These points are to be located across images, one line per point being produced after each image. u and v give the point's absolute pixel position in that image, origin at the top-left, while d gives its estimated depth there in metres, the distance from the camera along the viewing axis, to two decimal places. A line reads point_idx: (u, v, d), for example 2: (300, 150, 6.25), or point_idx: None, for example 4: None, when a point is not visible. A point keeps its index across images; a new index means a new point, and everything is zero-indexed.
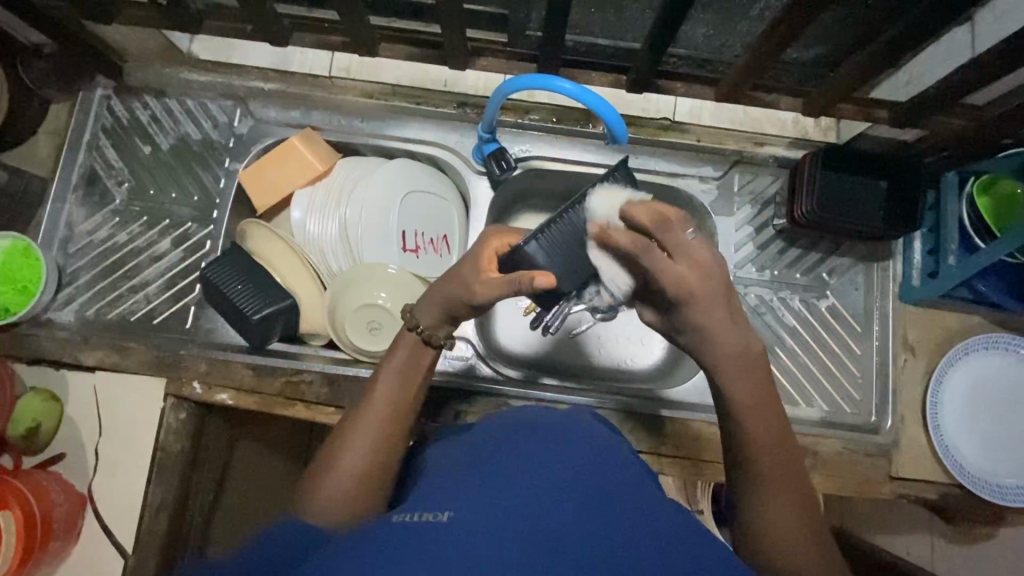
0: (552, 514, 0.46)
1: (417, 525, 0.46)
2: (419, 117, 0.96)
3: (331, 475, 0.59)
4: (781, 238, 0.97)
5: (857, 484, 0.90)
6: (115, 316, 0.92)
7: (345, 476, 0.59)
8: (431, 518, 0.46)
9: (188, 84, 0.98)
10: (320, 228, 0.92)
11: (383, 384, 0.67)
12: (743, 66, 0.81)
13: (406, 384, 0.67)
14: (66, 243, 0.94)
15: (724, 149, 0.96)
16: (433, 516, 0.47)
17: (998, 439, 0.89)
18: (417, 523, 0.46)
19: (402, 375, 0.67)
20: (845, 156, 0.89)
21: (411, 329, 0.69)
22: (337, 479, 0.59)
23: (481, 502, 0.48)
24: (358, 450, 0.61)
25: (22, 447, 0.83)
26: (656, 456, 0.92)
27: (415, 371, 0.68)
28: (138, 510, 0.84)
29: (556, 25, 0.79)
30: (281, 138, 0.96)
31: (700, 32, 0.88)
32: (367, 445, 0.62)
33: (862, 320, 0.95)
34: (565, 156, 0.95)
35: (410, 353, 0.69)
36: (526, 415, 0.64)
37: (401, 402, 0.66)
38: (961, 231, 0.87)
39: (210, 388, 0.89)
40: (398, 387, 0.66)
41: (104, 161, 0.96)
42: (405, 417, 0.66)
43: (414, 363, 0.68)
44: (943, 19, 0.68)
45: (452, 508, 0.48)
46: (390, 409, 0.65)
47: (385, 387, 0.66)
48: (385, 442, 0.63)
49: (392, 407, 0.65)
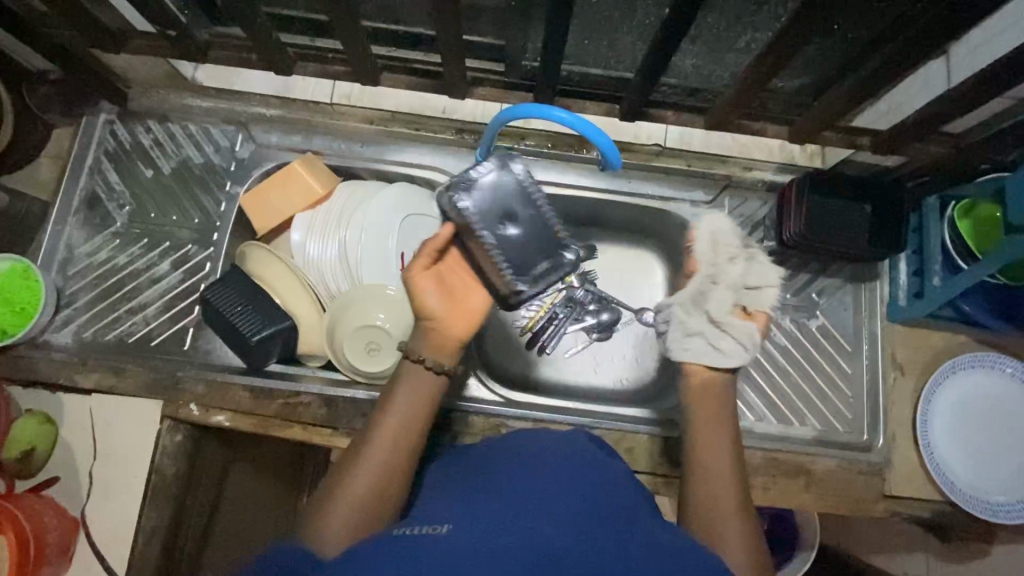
0: (547, 524, 0.48)
1: (418, 536, 0.48)
2: (418, 142, 0.98)
3: (337, 499, 0.60)
4: (771, 259, 1.00)
5: (850, 502, 0.91)
6: (113, 337, 0.93)
7: (351, 501, 0.60)
8: (431, 530, 0.49)
9: (191, 110, 1.00)
10: (321, 250, 0.94)
11: (392, 411, 0.66)
12: (732, 95, 0.84)
13: (415, 411, 0.67)
14: (66, 265, 0.95)
15: (714, 173, 0.99)
16: (433, 529, 0.49)
17: (988, 456, 0.91)
18: (418, 536, 0.48)
19: (411, 402, 0.67)
20: (831, 181, 0.92)
21: (415, 359, 0.69)
22: (342, 504, 0.60)
23: (479, 515, 0.50)
24: (365, 475, 0.62)
25: (16, 470, 0.82)
26: (652, 476, 0.93)
27: (424, 398, 0.68)
28: (132, 535, 0.83)
29: (552, 56, 0.82)
30: (282, 162, 0.98)
31: (689, 63, 0.92)
32: (374, 471, 0.62)
33: (852, 339, 0.98)
34: (561, 180, 0.98)
35: (420, 381, 0.68)
36: (524, 435, 0.66)
37: (410, 432, 0.66)
38: (944, 253, 0.90)
39: (208, 410, 0.89)
40: (406, 414, 0.67)
41: (106, 184, 0.98)
42: (414, 443, 0.66)
43: (423, 391, 0.68)
44: (920, 53, 0.72)
45: (450, 521, 0.50)
46: (400, 435, 0.65)
47: (395, 414, 0.66)
48: (391, 466, 0.63)
49: (401, 434, 0.65)
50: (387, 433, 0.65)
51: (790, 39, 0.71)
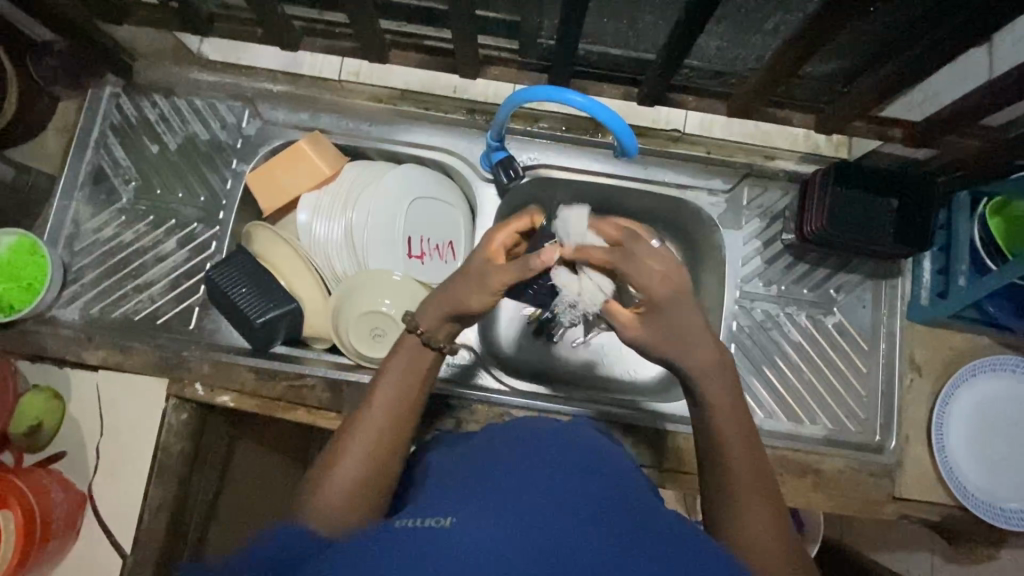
0: (554, 523, 0.45)
1: (418, 530, 0.46)
2: (428, 122, 0.95)
3: (331, 479, 0.60)
4: (789, 252, 0.96)
5: (859, 503, 0.90)
6: (119, 315, 0.92)
7: (345, 481, 0.59)
8: (433, 523, 0.46)
9: (197, 84, 0.97)
10: (327, 232, 0.92)
11: (385, 388, 0.67)
12: (758, 82, 0.81)
13: (409, 390, 0.68)
14: (72, 240, 0.94)
15: (734, 162, 0.95)
16: (435, 521, 0.46)
17: (1005, 464, 0.89)
18: (419, 530, 0.46)
19: (402, 380, 0.68)
20: (857, 173, 0.88)
21: (413, 333, 0.70)
22: (335, 486, 0.59)
23: (483, 507, 0.47)
24: (357, 454, 0.62)
25: (24, 444, 0.83)
26: (657, 470, 0.92)
27: (413, 374, 0.69)
28: (138, 511, 0.84)
29: (569, 36, 0.78)
30: (290, 140, 0.95)
31: (713, 45, 0.86)
32: (365, 446, 0.63)
33: (869, 338, 0.94)
34: (573, 164, 0.95)
35: (411, 358, 0.70)
36: (522, 424, 0.64)
37: (403, 404, 0.67)
38: (972, 251, 0.86)
39: (213, 390, 0.89)
40: (398, 395, 0.67)
41: (112, 158, 0.96)
42: (406, 421, 0.66)
43: (414, 367, 0.69)
44: (961, 41, 0.67)
45: (452, 513, 0.47)
46: (392, 410, 0.66)
47: (388, 391, 0.67)
48: (383, 446, 0.64)
49: (394, 413, 0.66)
50: (380, 415, 0.65)
51: (820, 23, 0.67)
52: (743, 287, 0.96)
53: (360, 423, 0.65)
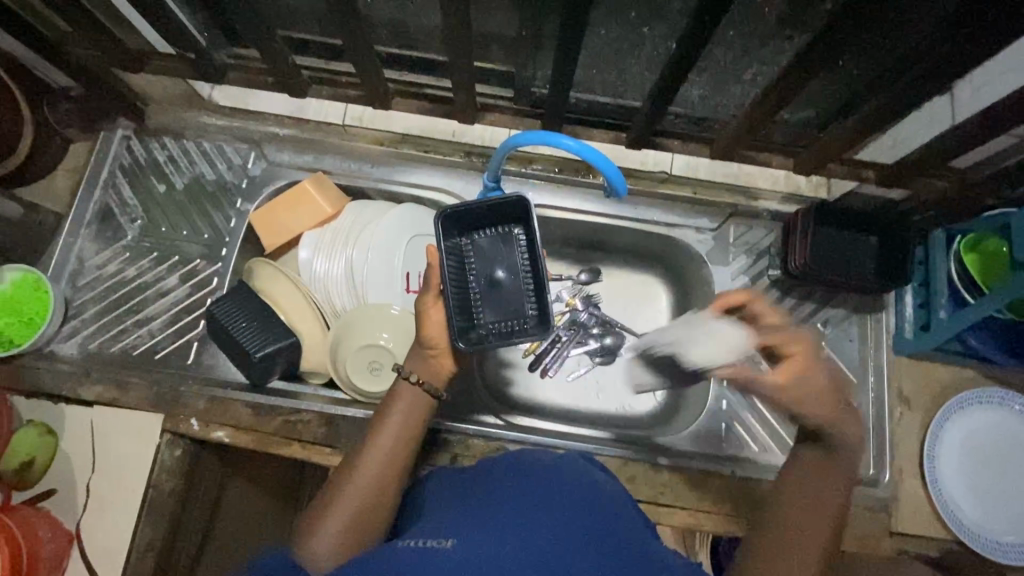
0: (555, 545, 0.47)
1: (421, 549, 0.47)
2: (427, 164, 1.00)
3: (328, 518, 0.63)
4: (776, 288, 0.99)
5: (857, 539, 0.90)
6: (117, 350, 0.93)
7: (339, 520, 0.63)
8: (435, 544, 0.48)
9: (205, 127, 1.01)
10: (327, 268, 0.94)
11: (386, 430, 0.72)
12: (738, 127, 0.85)
13: (408, 432, 0.72)
14: (76, 277, 0.96)
15: (720, 202, 1.00)
16: (437, 543, 0.48)
17: (1000, 496, 0.89)
18: (423, 550, 0.47)
19: (401, 422, 0.72)
20: (838, 211, 0.91)
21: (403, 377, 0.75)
22: (331, 526, 0.63)
23: (484, 529, 0.49)
24: (352, 495, 0.65)
25: (14, 481, 0.83)
26: (654, 506, 0.91)
27: (413, 419, 0.73)
28: (125, 551, 0.83)
29: (561, 85, 0.83)
30: (293, 180, 0.99)
31: (696, 93, 0.93)
32: (362, 487, 0.66)
33: (858, 371, 0.96)
34: (567, 204, 0.99)
35: (411, 401, 0.74)
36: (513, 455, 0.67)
37: (399, 447, 0.71)
38: (951, 286, 0.89)
39: (208, 426, 0.89)
40: (396, 436, 0.71)
41: (119, 198, 0.99)
42: (403, 460, 0.70)
43: (413, 412, 0.74)
44: (920, 93, 0.72)
45: (455, 536, 0.49)
46: (391, 453, 0.70)
47: (387, 434, 0.71)
48: (381, 488, 0.67)
49: (390, 451, 0.70)
50: (376, 457, 0.69)
51: (789, 76, 0.72)
52: None
53: (357, 465, 0.68)
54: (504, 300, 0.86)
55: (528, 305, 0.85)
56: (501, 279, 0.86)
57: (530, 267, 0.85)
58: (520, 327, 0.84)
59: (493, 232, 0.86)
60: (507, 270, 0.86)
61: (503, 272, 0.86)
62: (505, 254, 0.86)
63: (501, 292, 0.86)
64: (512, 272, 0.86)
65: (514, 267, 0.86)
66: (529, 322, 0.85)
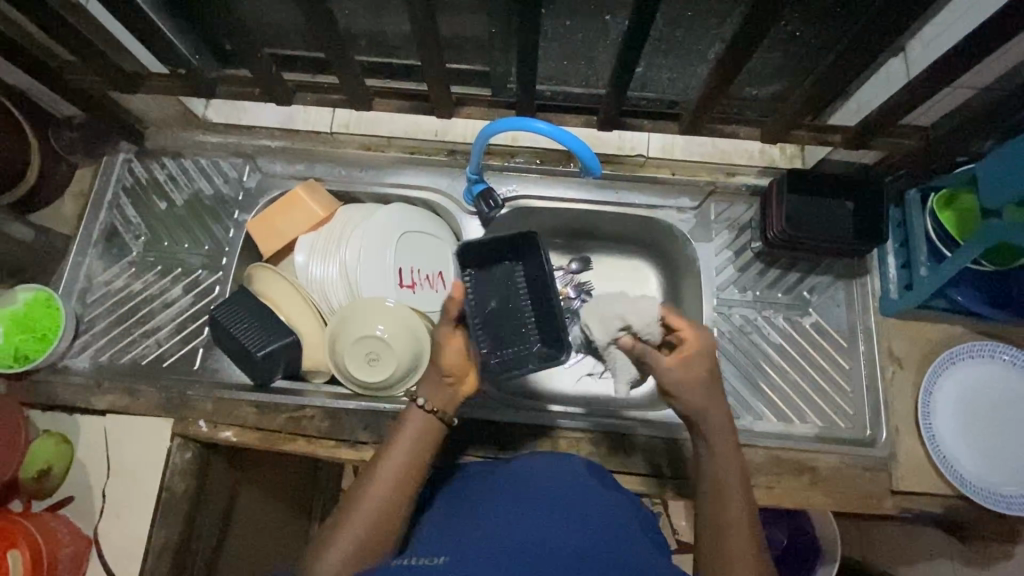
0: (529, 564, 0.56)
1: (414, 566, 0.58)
2: (414, 165, 1.04)
3: (336, 539, 0.66)
4: (760, 260, 1.01)
5: (859, 500, 0.90)
6: (127, 360, 0.97)
7: (346, 542, 0.66)
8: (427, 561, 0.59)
9: (201, 145, 1.07)
10: (323, 270, 0.98)
11: (395, 456, 0.73)
12: (701, 103, 0.89)
13: (417, 458, 0.73)
14: (85, 293, 1.00)
15: (698, 180, 1.03)
16: (429, 561, 0.59)
17: (998, 448, 0.90)
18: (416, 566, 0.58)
19: (411, 448, 0.73)
20: (811, 179, 0.94)
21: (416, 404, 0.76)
22: (339, 548, 0.66)
23: (471, 549, 0.60)
24: (361, 518, 0.68)
25: (33, 490, 0.86)
26: (654, 480, 0.93)
27: (422, 447, 0.74)
28: (141, 553, 0.85)
29: (530, 77, 0.87)
30: (286, 189, 1.04)
31: (664, 77, 0.97)
32: (369, 512, 0.68)
33: (847, 335, 0.98)
34: (550, 194, 1.02)
35: (421, 429, 0.75)
36: (515, 466, 0.76)
37: (408, 472, 0.72)
38: (929, 243, 0.91)
39: (215, 427, 0.93)
40: (405, 462, 0.72)
41: (124, 217, 1.04)
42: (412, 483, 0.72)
43: (423, 439, 0.74)
44: (870, 54, 0.75)
45: (445, 553, 0.60)
46: (399, 477, 0.71)
47: (396, 459, 0.73)
48: (389, 511, 0.69)
49: (398, 475, 0.71)
50: (384, 482, 0.71)
51: (740, 50, 0.76)
52: (720, 294, 1.01)
53: (366, 488, 0.70)
54: (508, 329, 0.85)
55: (532, 333, 0.85)
56: (505, 309, 0.86)
57: (535, 294, 0.85)
58: (525, 355, 0.82)
59: (496, 264, 0.87)
60: (512, 299, 0.86)
61: (508, 301, 0.86)
62: (508, 284, 0.87)
63: (506, 319, 0.85)
64: (516, 302, 0.86)
65: (518, 296, 0.86)
66: (532, 350, 0.83)
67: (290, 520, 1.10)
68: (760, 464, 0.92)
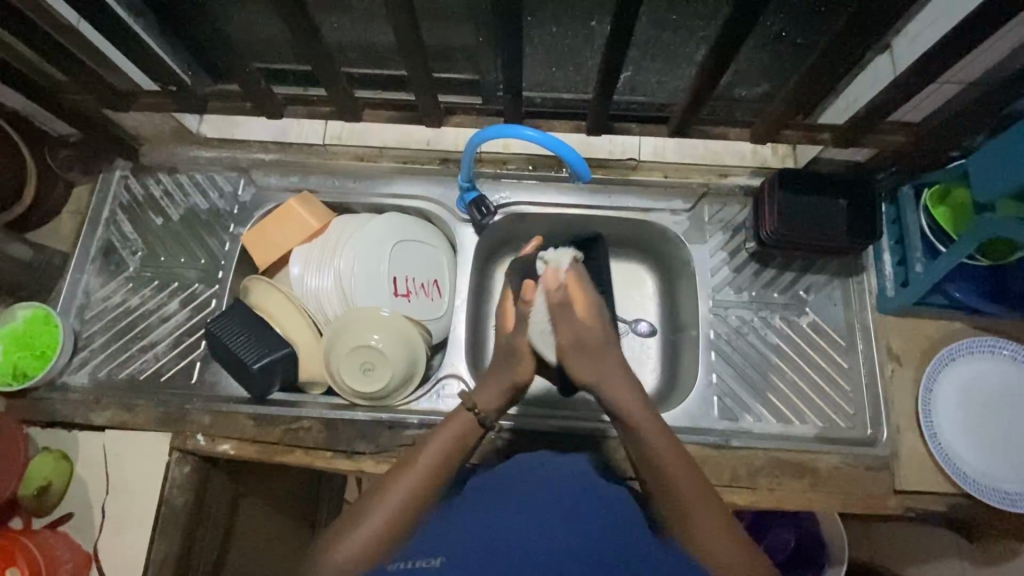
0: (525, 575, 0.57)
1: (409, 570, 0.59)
2: (407, 175, 1.04)
3: (361, 521, 0.65)
4: (755, 260, 1.01)
5: (863, 500, 0.89)
6: (125, 376, 0.97)
7: (372, 524, 0.65)
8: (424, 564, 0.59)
9: (196, 160, 1.08)
10: (317, 281, 0.98)
11: (430, 449, 0.72)
12: (689, 106, 0.89)
13: (452, 454, 0.72)
14: (83, 309, 1.01)
15: (691, 182, 1.03)
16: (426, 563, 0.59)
17: (1000, 445, 0.89)
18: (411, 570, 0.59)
19: (447, 442, 0.72)
20: (803, 178, 0.94)
21: (467, 407, 0.75)
22: (364, 529, 0.64)
23: (466, 553, 0.60)
24: (390, 503, 0.67)
25: (34, 506, 0.87)
26: None
27: (456, 444, 0.73)
28: (141, 567, 0.85)
29: (517, 84, 0.88)
30: (280, 201, 1.04)
31: (653, 79, 0.98)
32: (396, 499, 0.67)
33: (845, 334, 0.97)
34: (543, 200, 1.02)
35: (459, 429, 0.74)
36: (524, 466, 0.76)
37: (441, 465, 0.71)
38: (924, 239, 0.91)
39: (214, 440, 0.93)
40: (440, 455, 0.71)
41: (120, 233, 1.05)
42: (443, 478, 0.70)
43: (461, 436, 0.73)
44: (853, 53, 0.75)
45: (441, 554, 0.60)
46: (432, 472, 0.70)
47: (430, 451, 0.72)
48: (418, 499, 0.68)
49: (431, 469, 0.70)
50: (416, 470, 0.70)
51: (724, 52, 0.76)
52: (715, 296, 1.00)
53: (396, 477, 0.69)
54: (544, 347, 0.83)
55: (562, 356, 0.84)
56: None
57: None
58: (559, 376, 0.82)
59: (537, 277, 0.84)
60: None
61: None
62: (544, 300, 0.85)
63: None
64: None
65: None
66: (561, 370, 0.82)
67: (292, 532, 1.10)
68: (760, 465, 0.91)
